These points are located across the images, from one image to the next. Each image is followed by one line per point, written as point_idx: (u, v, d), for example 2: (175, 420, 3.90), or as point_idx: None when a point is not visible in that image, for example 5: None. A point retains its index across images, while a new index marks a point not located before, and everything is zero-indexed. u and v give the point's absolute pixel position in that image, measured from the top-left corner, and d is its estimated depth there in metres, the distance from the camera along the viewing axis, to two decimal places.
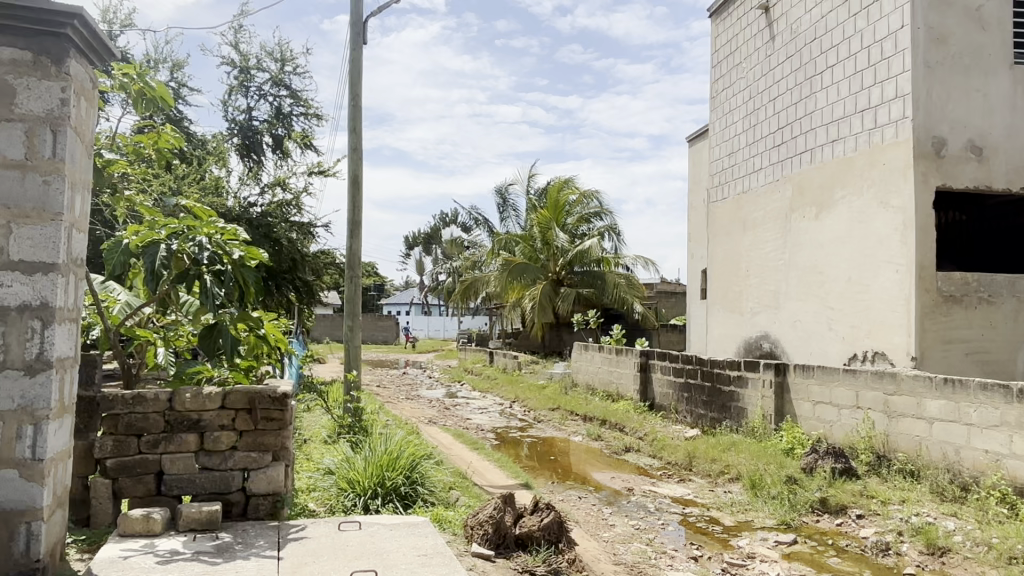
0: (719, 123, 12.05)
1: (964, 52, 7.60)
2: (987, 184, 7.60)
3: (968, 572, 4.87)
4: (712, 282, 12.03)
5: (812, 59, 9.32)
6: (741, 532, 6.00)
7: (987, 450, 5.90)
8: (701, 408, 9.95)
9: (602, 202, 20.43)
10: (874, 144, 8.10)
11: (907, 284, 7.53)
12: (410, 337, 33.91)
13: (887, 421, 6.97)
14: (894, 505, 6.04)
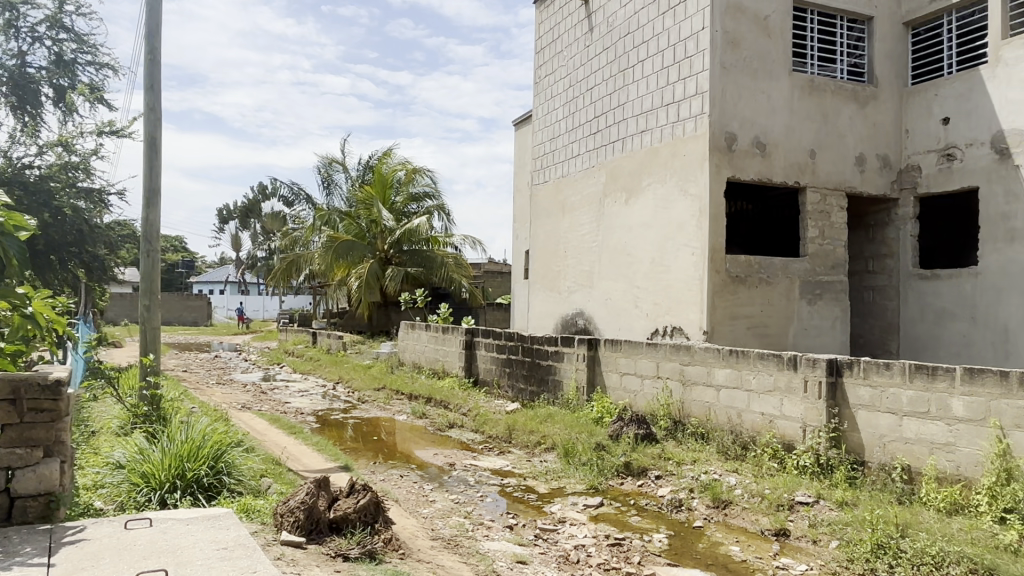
0: (541, 108, 12.41)
1: (753, 57, 8.44)
2: (769, 177, 8.53)
3: (745, 520, 5.50)
4: (534, 262, 12.43)
5: (625, 52, 9.87)
6: (553, 498, 6.31)
7: (763, 412, 6.68)
8: (522, 382, 10.31)
9: (433, 180, 20.36)
10: (677, 136, 8.78)
11: (702, 265, 8.28)
12: (245, 319, 32.01)
13: (683, 388, 7.65)
14: (686, 465, 6.68)
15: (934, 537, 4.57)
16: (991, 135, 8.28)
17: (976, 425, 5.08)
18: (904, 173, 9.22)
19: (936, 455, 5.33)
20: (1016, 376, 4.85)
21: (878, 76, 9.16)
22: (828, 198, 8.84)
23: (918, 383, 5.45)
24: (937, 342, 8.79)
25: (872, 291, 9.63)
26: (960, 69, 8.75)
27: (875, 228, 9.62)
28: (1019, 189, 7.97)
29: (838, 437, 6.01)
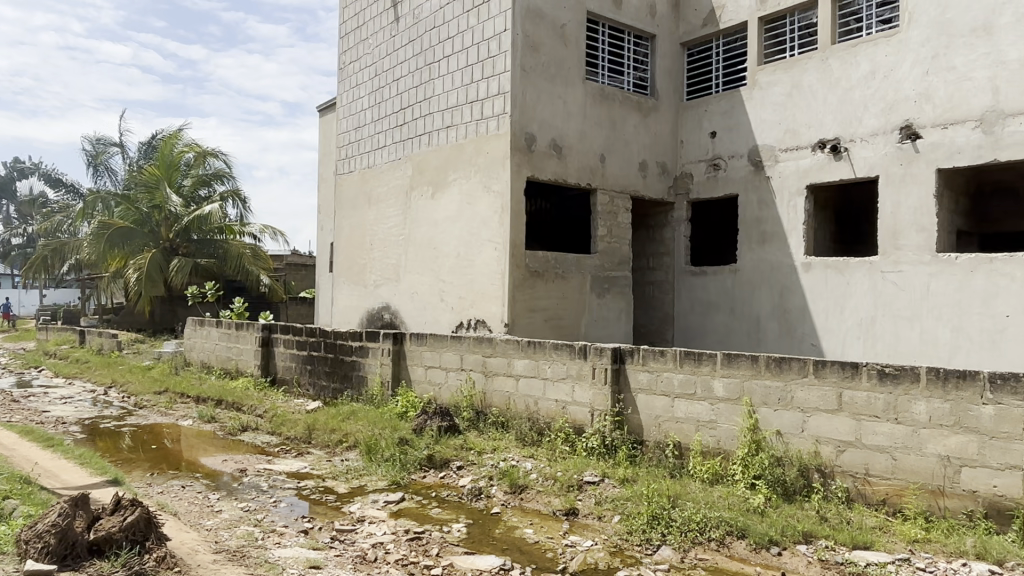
0: (345, 95, 12.01)
1: (551, 63, 8.86)
2: (565, 178, 9.00)
3: (539, 503, 5.77)
4: (339, 255, 12.04)
5: (431, 46, 9.87)
6: (353, 497, 6.15)
7: (557, 399, 7.06)
8: (324, 379, 9.94)
9: (226, 163, 18.94)
10: (480, 134, 8.96)
11: (503, 260, 8.55)
12: (6, 314, 27.50)
13: (485, 379, 7.85)
14: (486, 454, 6.88)
15: (699, 505, 5.15)
16: (748, 149, 9.45)
17: (733, 403, 5.77)
18: (680, 180, 10.24)
19: (701, 431, 5.98)
20: (764, 359, 5.58)
21: (658, 90, 10.06)
22: (616, 200, 9.55)
23: (687, 367, 6.08)
24: (704, 331, 9.90)
25: (653, 286, 10.57)
26: (725, 89, 9.88)
27: (656, 229, 10.57)
28: (769, 197, 9.19)
29: (621, 419, 6.52)
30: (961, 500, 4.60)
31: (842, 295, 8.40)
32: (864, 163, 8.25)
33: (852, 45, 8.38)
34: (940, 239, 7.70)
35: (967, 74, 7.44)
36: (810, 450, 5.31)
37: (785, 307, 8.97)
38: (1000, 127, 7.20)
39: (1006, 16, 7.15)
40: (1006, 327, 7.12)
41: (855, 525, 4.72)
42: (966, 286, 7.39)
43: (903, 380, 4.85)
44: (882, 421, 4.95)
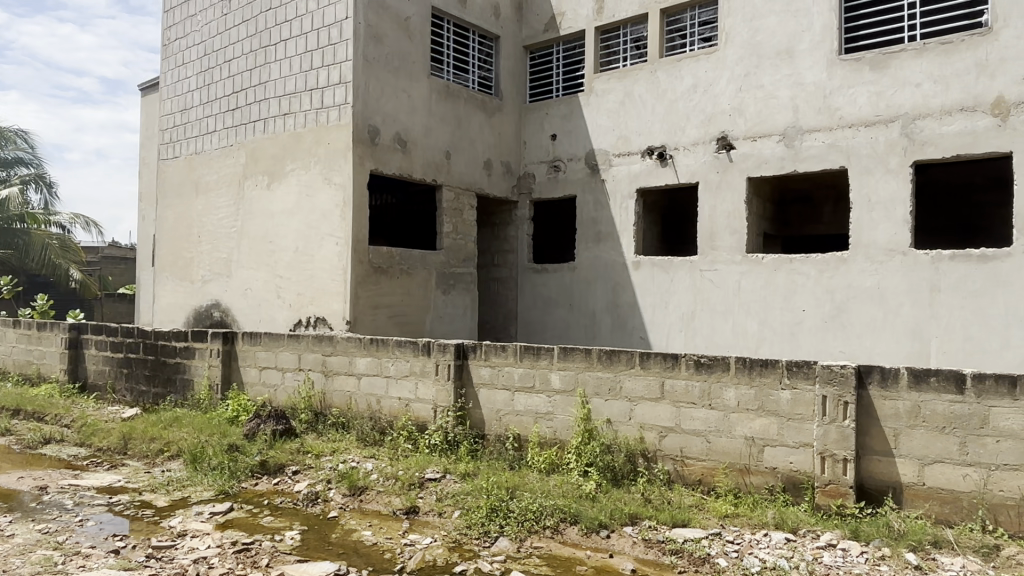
0: (169, 74, 11.05)
1: (395, 55, 8.71)
2: (409, 173, 8.89)
3: (379, 503, 5.66)
4: (162, 248, 11.07)
5: (266, 28, 9.33)
6: (174, 511, 5.67)
7: (399, 397, 6.96)
8: (144, 384, 9.10)
9: (27, 143, 16.78)
10: (320, 123, 8.62)
11: (344, 256, 8.29)
12: None
13: (325, 379, 7.56)
14: (324, 457, 6.64)
15: (536, 495, 5.31)
16: (585, 153, 9.88)
17: (568, 395, 6.01)
18: (522, 180, 10.49)
19: (539, 423, 6.16)
20: (596, 352, 5.86)
21: (502, 90, 10.24)
22: (461, 197, 9.59)
23: (526, 361, 6.24)
24: (544, 326, 10.23)
25: (496, 283, 10.76)
26: (565, 93, 10.25)
27: (500, 226, 10.76)
28: (604, 199, 9.67)
29: (463, 415, 6.55)
30: (763, 476, 5.11)
31: (667, 291, 9.04)
32: (687, 169, 8.92)
33: (677, 60, 9.02)
34: (750, 241, 8.51)
35: (773, 93, 8.28)
36: (636, 436, 5.66)
37: (617, 303, 9.49)
38: (799, 142, 8.09)
39: (804, 43, 8.04)
40: (802, 319, 8.03)
41: (675, 505, 5.09)
42: (770, 283, 8.22)
43: (716, 368, 5.30)
44: (699, 407, 5.37)
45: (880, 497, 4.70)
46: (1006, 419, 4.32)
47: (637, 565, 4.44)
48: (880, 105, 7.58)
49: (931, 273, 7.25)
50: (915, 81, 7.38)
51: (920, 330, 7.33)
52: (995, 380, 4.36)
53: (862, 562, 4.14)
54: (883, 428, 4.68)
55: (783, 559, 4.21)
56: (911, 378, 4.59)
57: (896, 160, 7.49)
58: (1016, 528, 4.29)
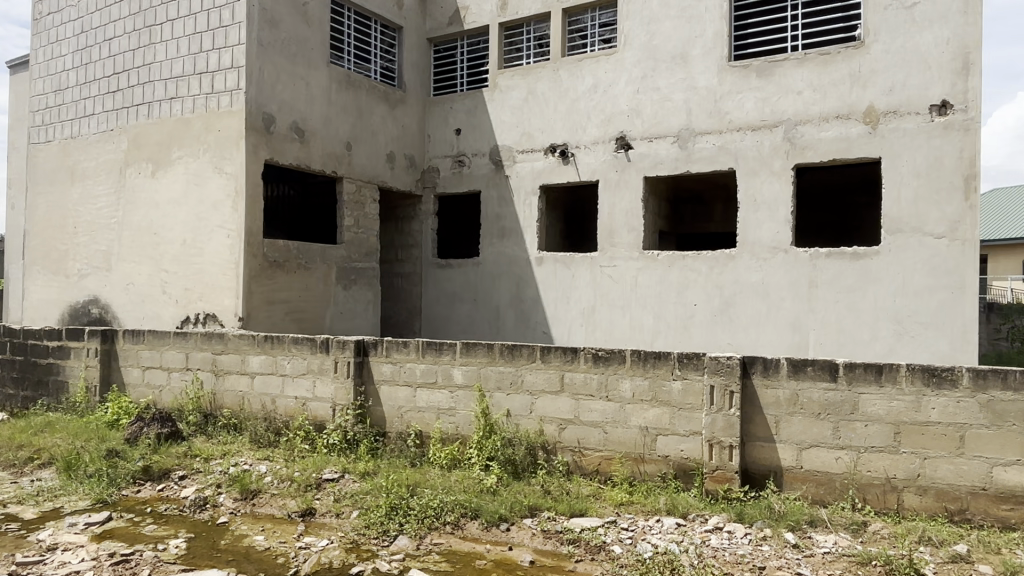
0: (40, 51, 10.16)
1: (291, 41, 8.39)
2: (307, 164, 8.60)
3: (273, 507, 5.44)
4: (32, 239, 10.20)
5: (151, 6, 8.75)
6: (44, 523, 5.22)
7: (296, 396, 6.72)
8: (11, 387, 8.35)
9: None
10: (211, 109, 8.17)
11: (236, 249, 7.91)
12: None
13: (215, 379, 7.20)
14: (214, 460, 6.32)
15: (436, 491, 5.27)
16: (489, 148, 9.89)
17: (469, 390, 6.00)
18: (426, 174, 10.39)
19: (441, 418, 6.11)
20: (498, 347, 5.87)
21: (406, 82, 10.09)
22: (362, 189, 9.38)
23: (428, 357, 6.17)
24: (448, 321, 10.18)
25: (400, 278, 10.60)
26: (469, 88, 10.22)
27: (403, 221, 10.60)
28: (508, 195, 9.72)
29: (363, 413, 6.41)
30: (657, 464, 5.29)
31: (569, 286, 9.20)
32: (588, 167, 9.11)
33: (578, 60, 9.18)
34: (647, 238, 8.80)
35: (668, 95, 8.58)
36: (536, 429, 5.72)
37: (520, 298, 9.57)
38: (692, 143, 8.44)
39: (697, 49, 8.38)
40: (694, 313, 8.38)
41: (573, 495, 5.19)
42: (666, 278, 8.53)
43: (612, 361, 5.43)
44: (597, 400, 5.50)
45: (763, 480, 4.98)
46: (873, 405, 4.66)
47: (536, 556, 4.48)
48: (766, 111, 8.01)
49: (810, 269, 7.74)
50: (797, 89, 7.84)
51: (800, 323, 7.82)
52: (864, 368, 4.69)
53: (745, 543, 4.36)
54: (765, 415, 4.95)
55: (674, 543, 4.37)
56: (790, 368, 4.88)
57: (780, 163, 7.94)
58: (880, 505, 4.64)
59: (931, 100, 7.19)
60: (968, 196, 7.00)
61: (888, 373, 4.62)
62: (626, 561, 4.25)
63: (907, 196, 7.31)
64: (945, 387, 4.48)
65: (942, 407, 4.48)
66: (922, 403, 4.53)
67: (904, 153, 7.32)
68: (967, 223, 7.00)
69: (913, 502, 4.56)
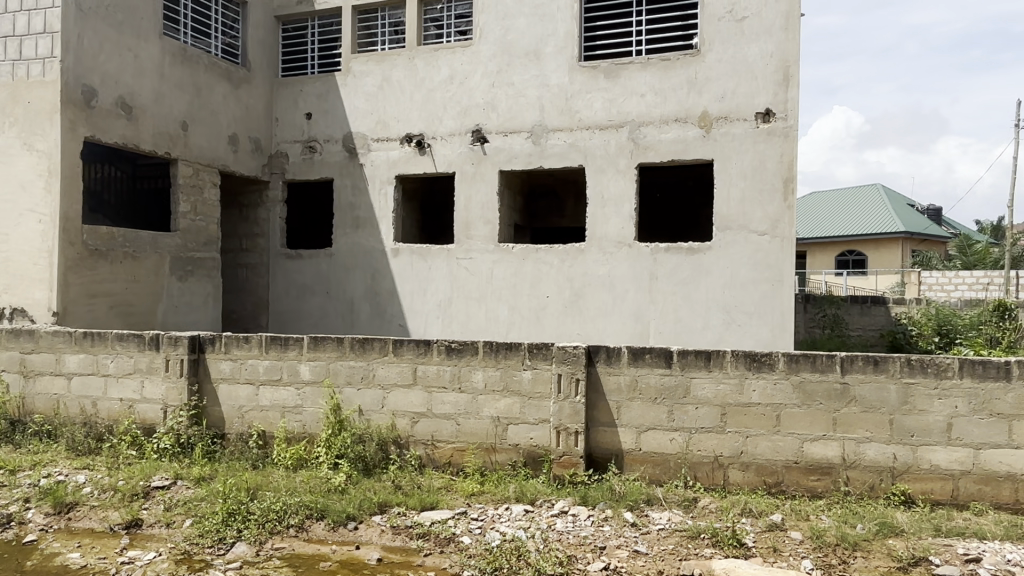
0: None
1: (117, 8, 7.61)
2: (136, 143, 7.86)
3: (92, 520, 4.92)
4: None
5: None
6: None
7: (121, 398, 6.13)
8: None
9: None
10: (18, 78, 7.23)
11: (49, 236, 7.06)
12: None
13: (24, 381, 6.42)
14: (22, 472, 5.63)
15: (279, 494, 5.02)
16: (342, 135, 9.56)
17: (317, 386, 5.77)
18: (274, 159, 9.86)
19: (286, 417, 5.84)
20: (347, 341, 5.69)
21: (251, 61, 9.50)
22: (201, 173, 8.73)
23: (273, 352, 5.86)
24: (298, 314, 9.76)
25: (245, 269, 10.00)
26: (321, 71, 9.82)
27: (248, 208, 10.01)
28: (362, 184, 9.45)
29: (199, 413, 5.98)
30: (507, 453, 5.38)
31: (425, 279, 9.12)
32: (443, 159, 9.06)
33: (434, 50, 9.08)
34: (502, 231, 8.91)
35: (522, 91, 8.71)
36: (387, 424, 5.61)
37: (375, 290, 9.36)
38: (545, 139, 8.64)
39: (550, 47, 8.58)
40: (547, 305, 8.61)
41: (424, 488, 5.14)
42: (519, 270, 8.69)
43: (465, 353, 5.43)
44: (449, 392, 5.48)
45: (605, 463, 5.21)
46: (703, 389, 5.00)
47: (384, 554, 4.39)
48: (612, 111, 8.36)
49: (652, 263, 8.19)
50: (641, 92, 8.25)
51: (642, 314, 8.26)
52: (695, 356, 5.02)
53: (588, 524, 4.54)
54: (608, 402, 5.18)
55: (521, 530, 4.46)
56: (630, 356, 5.12)
57: (625, 161, 8.32)
58: (709, 482, 5.01)
59: (756, 108, 7.84)
60: (787, 198, 7.72)
61: (716, 358, 4.97)
62: (475, 551, 4.27)
63: (736, 195, 7.93)
64: (764, 371, 4.89)
65: (762, 389, 4.89)
66: (745, 385, 4.93)
67: (733, 156, 7.93)
68: (785, 221, 7.71)
69: (737, 477, 4.96)
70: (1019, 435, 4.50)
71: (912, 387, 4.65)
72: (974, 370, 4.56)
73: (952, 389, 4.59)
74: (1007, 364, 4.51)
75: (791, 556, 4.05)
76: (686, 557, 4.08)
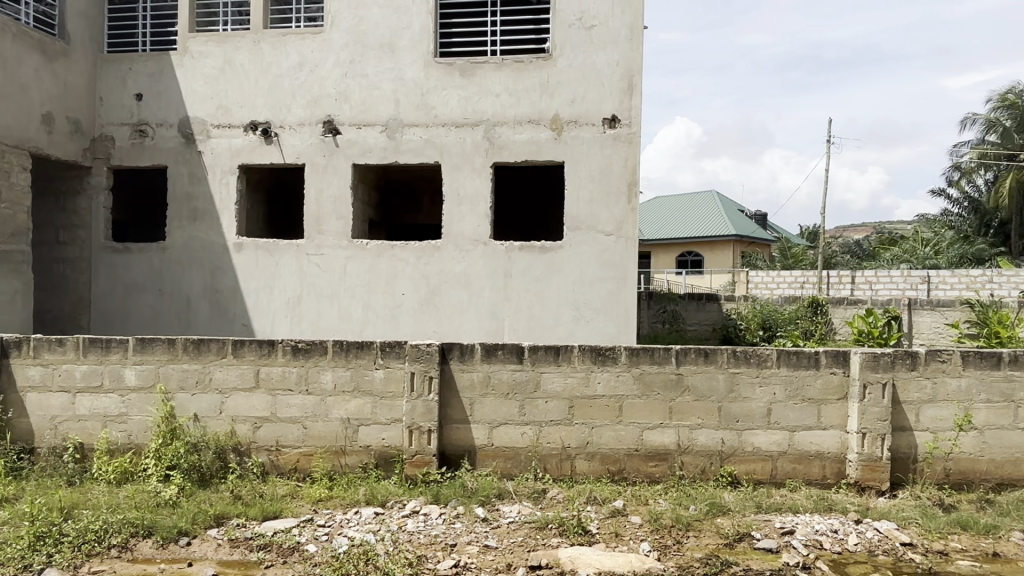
0: None
1: None
2: None
3: None
4: None
5: None
6: None
7: None
8: None
9: None
10: None
11: None
12: None
13: None
14: None
15: (98, 512, 4.53)
16: (178, 120, 8.84)
17: (145, 392, 5.28)
18: (97, 143, 8.93)
19: (108, 426, 5.30)
20: (181, 342, 5.26)
21: (69, 33, 8.49)
22: (8, 155, 7.71)
23: (92, 357, 5.29)
24: (127, 315, 8.92)
25: (62, 264, 8.98)
26: (153, 49, 9.03)
27: (67, 196, 9.01)
28: (200, 173, 8.80)
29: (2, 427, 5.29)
30: (357, 455, 5.22)
31: (271, 276, 8.65)
32: (292, 149, 8.64)
33: (282, 34, 8.63)
34: (355, 227, 8.66)
35: (376, 83, 8.51)
36: (226, 431, 5.25)
37: (215, 288, 8.75)
38: (399, 134, 8.50)
39: (404, 40, 8.45)
40: (401, 303, 8.47)
41: (266, 497, 4.86)
42: (373, 267, 8.49)
43: (312, 354, 5.20)
44: (295, 394, 5.23)
45: (458, 460, 5.21)
46: (552, 383, 5.13)
47: (219, 569, 4.07)
48: (467, 109, 8.39)
49: (505, 261, 8.31)
50: (496, 92, 8.34)
51: (497, 311, 8.35)
52: (545, 351, 5.14)
53: (439, 523, 4.50)
54: (460, 399, 5.17)
55: (370, 533, 4.33)
56: (483, 352, 5.15)
57: (480, 160, 8.38)
58: (557, 473, 5.16)
59: (603, 114, 8.19)
60: (631, 200, 8.14)
61: (565, 353, 5.12)
62: (320, 559, 4.08)
63: (585, 197, 8.23)
64: (608, 364, 5.11)
65: (606, 381, 5.11)
66: (591, 378, 5.12)
67: (582, 159, 8.23)
68: (629, 223, 8.13)
69: (583, 466, 5.15)
70: (826, 417, 5.01)
71: (737, 376, 5.05)
72: (789, 360, 5.03)
73: (771, 377, 5.03)
74: (817, 353, 5.00)
75: (631, 540, 4.25)
76: (534, 548, 4.16)
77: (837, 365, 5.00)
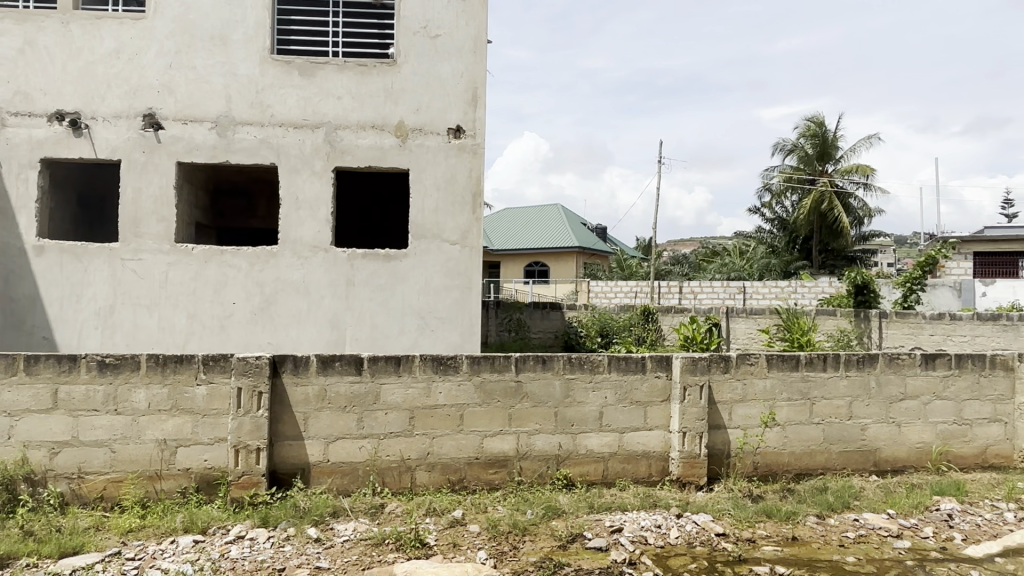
0: None
1: None
2: None
3: None
4: None
5: None
6: None
7: None
8: None
9: None
10: None
11: None
12: None
13: None
14: None
15: None
16: None
17: None
18: None
19: None
20: None
21: None
22: None
23: None
24: None
25: None
26: None
27: None
28: None
29: None
30: (175, 479, 4.79)
31: (80, 283, 7.77)
32: (106, 144, 7.85)
33: (95, 16, 7.82)
34: (179, 230, 8.02)
35: (205, 77, 7.96)
36: (15, 459, 4.62)
37: (9, 296, 7.71)
38: (231, 133, 8.00)
39: (238, 34, 7.98)
40: (232, 312, 7.95)
41: (65, 531, 4.32)
42: (201, 274, 7.89)
43: (122, 369, 4.71)
44: (101, 415, 4.71)
45: (290, 479, 4.95)
46: (392, 394, 5.03)
47: None
48: (307, 110, 8.07)
49: (347, 269, 8.07)
50: (337, 94, 8.10)
51: (338, 320, 8.08)
52: (385, 361, 5.02)
53: (267, 547, 4.23)
54: (293, 413, 4.92)
55: (187, 563, 3.96)
56: (318, 365, 4.94)
57: (321, 163, 8.09)
58: (397, 486, 5.06)
59: (448, 123, 8.23)
60: (475, 210, 8.25)
61: (405, 363, 5.03)
62: None
63: (429, 205, 8.19)
64: (449, 373, 5.09)
65: (447, 390, 5.09)
66: (431, 388, 5.07)
67: (427, 167, 8.20)
68: (474, 233, 8.23)
69: (423, 478, 5.09)
70: (652, 418, 5.33)
71: (572, 381, 5.23)
72: (619, 365, 5.30)
73: (602, 381, 5.27)
74: (643, 358, 5.32)
75: (468, 549, 4.24)
76: (369, 566, 4.02)
77: (661, 369, 5.33)
